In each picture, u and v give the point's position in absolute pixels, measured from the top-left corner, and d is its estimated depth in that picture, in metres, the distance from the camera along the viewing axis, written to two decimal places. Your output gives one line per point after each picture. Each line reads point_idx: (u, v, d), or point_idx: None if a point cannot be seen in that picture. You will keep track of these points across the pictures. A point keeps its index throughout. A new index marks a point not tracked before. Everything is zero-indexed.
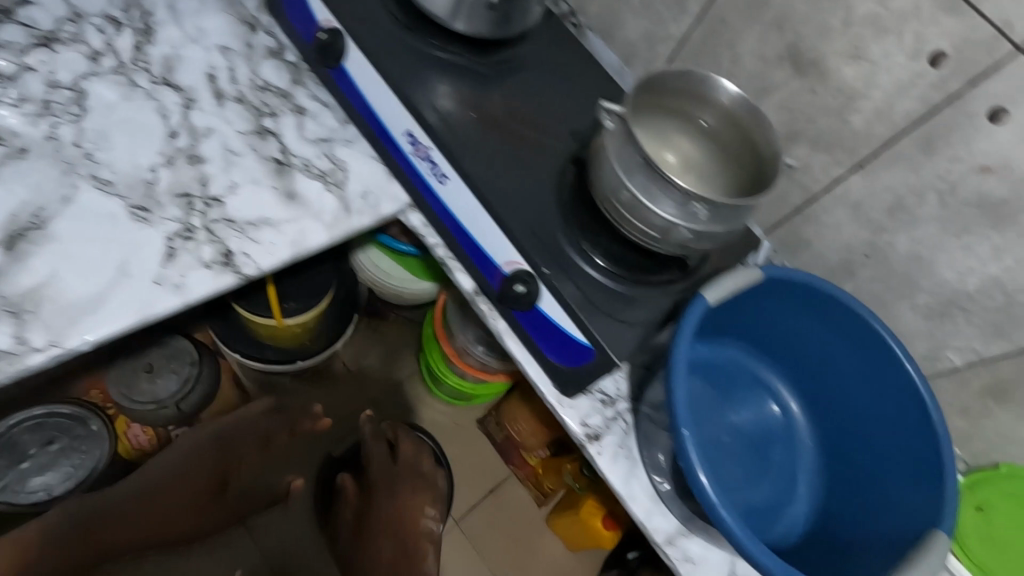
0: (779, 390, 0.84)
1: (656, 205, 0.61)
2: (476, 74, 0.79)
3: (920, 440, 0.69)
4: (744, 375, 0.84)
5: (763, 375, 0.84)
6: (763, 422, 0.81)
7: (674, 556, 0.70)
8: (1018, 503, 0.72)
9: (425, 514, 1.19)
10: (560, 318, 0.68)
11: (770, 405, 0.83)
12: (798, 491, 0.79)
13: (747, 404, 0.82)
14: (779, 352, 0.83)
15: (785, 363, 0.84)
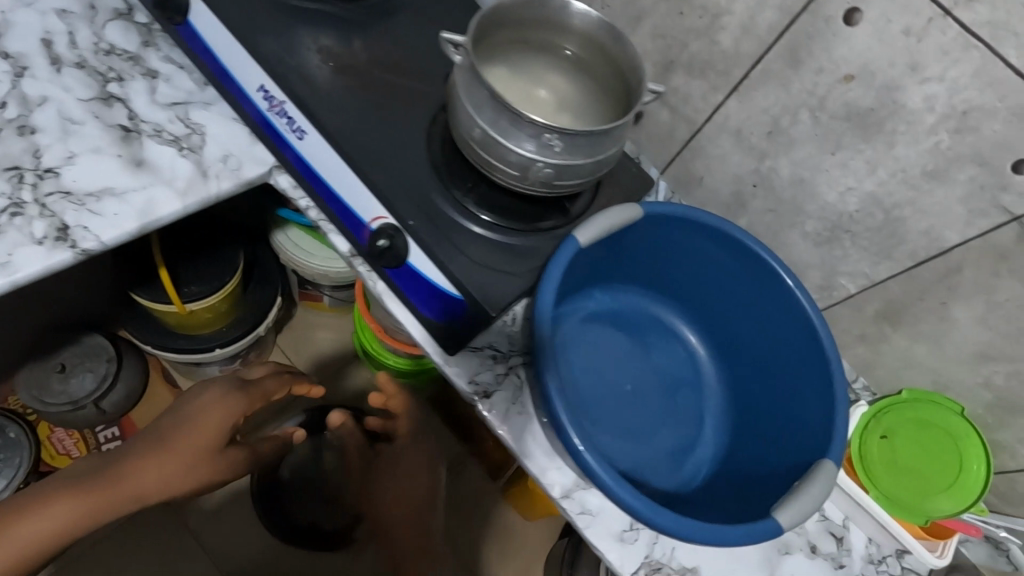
0: (687, 335, 0.81)
1: (510, 140, 0.57)
2: (340, 20, 0.75)
3: (810, 368, 0.69)
4: (650, 322, 0.81)
5: (670, 322, 0.81)
6: (669, 368, 0.78)
7: (570, 509, 0.68)
8: (925, 430, 0.69)
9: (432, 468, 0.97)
10: (431, 271, 0.65)
11: (678, 350, 0.80)
12: (705, 436, 0.76)
13: (653, 350, 0.79)
14: (684, 296, 0.80)
15: (690, 307, 0.81)
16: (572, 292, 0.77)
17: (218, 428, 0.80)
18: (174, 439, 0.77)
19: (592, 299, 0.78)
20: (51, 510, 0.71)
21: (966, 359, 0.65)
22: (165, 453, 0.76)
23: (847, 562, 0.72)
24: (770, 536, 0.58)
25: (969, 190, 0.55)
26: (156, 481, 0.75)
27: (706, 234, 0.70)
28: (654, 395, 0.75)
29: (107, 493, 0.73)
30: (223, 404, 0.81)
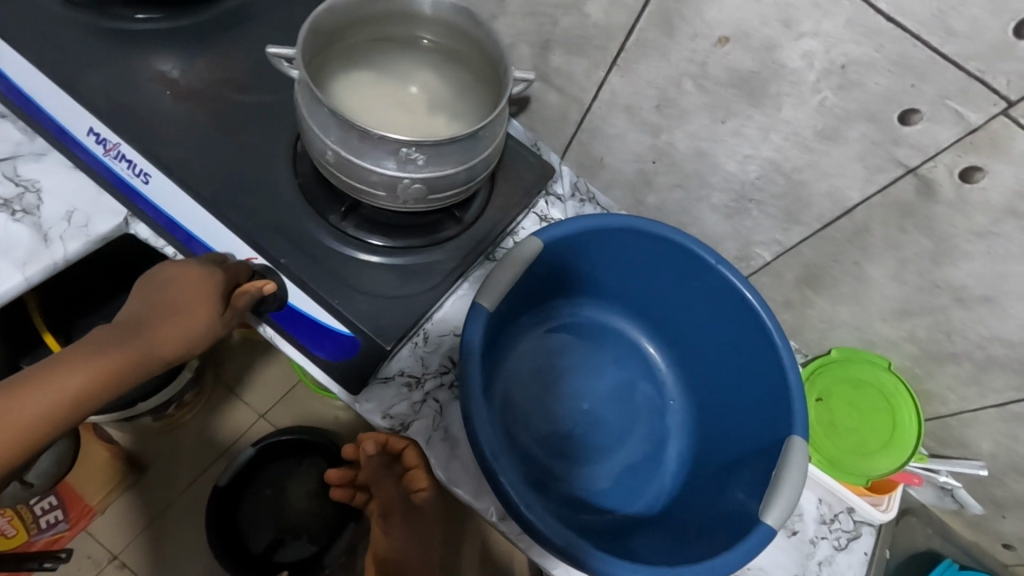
0: (645, 343, 0.77)
1: (366, 159, 0.52)
2: (185, 41, 0.67)
3: (757, 351, 0.66)
4: (604, 333, 0.77)
5: (617, 327, 0.78)
6: (628, 379, 0.74)
7: (510, 532, 0.61)
8: (858, 390, 0.67)
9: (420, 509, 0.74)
10: (315, 309, 0.59)
11: (637, 360, 0.76)
12: (671, 440, 0.72)
13: (611, 362, 0.74)
14: (638, 302, 0.76)
15: (633, 309, 0.77)
16: (518, 313, 0.73)
17: (204, 305, 0.53)
18: (166, 298, 0.52)
19: (541, 317, 0.75)
20: (44, 384, 0.45)
21: (886, 315, 0.63)
22: (130, 309, 0.52)
23: (799, 529, 0.71)
24: (760, 547, 0.55)
25: (862, 147, 0.52)
26: (179, 342, 0.52)
27: (629, 235, 0.67)
28: (612, 412, 0.71)
29: (133, 354, 0.49)
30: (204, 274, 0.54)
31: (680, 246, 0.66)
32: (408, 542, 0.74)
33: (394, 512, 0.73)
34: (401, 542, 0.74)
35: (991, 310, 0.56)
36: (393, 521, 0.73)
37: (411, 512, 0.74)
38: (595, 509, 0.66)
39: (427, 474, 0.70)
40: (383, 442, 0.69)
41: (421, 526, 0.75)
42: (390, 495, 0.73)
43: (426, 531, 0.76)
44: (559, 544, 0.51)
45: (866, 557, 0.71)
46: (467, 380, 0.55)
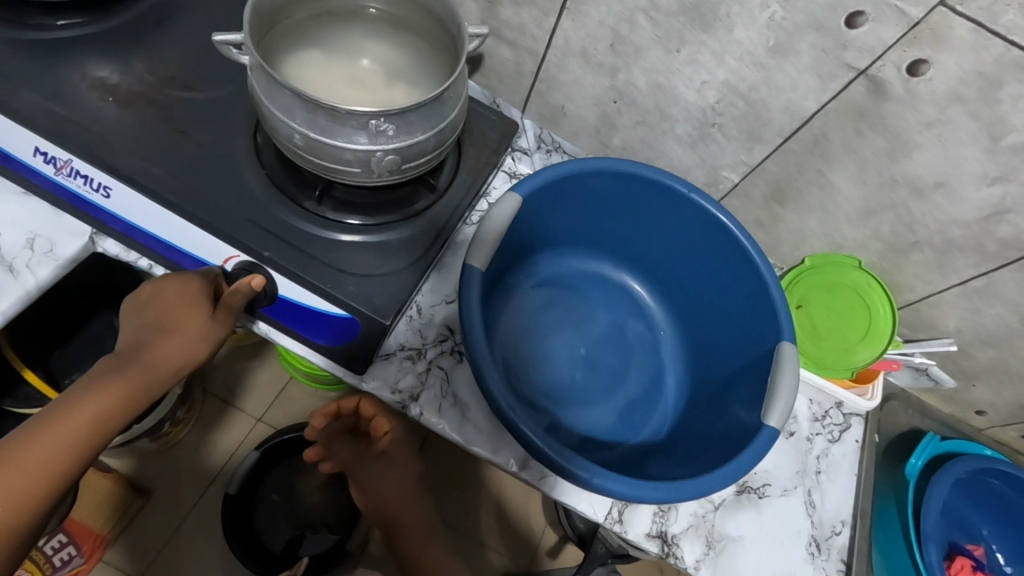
0: (629, 284, 0.80)
1: (337, 137, 0.51)
2: (119, 43, 0.64)
3: (736, 270, 0.69)
4: (588, 280, 0.79)
5: (599, 272, 0.80)
6: (619, 321, 0.77)
7: (533, 478, 0.64)
8: (834, 293, 0.72)
9: (385, 468, 0.71)
10: (305, 296, 0.59)
11: (622, 300, 0.79)
12: (666, 370, 0.76)
13: (599, 308, 0.77)
14: (618, 246, 0.79)
15: (613, 252, 0.80)
16: (505, 273, 0.75)
17: (192, 313, 0.54)
18: (156, 315, 0.54)
19: (526, 273, 0.77)
20: (61, 415, 0.48)
21: (851, 217, 0.67)
22: (132, 334, 0.55)
23: (796, 429, 0.79)
24: (768, 448, 0.58)
25: (813, 56, 0.54)
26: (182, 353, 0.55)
27: (600, 180, 0.69)
28: (609, 351, 0.75)
29: (140, 374, 0.52)
30: (194, 284, 0.55)
31: (652, 184, 0.68)
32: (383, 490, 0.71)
33: (360, 473, 0.70)
34: (376, 489, 0.71)
35: (946, 195, 0.59)
36: (361, 478, 0.70)
37: (379, 466, 0.70)
38: (607, 445, 0.69)
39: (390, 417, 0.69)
40: (333, 412, 0.67)
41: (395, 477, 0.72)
42: (350, 456, 0.69)
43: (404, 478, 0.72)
44: (584, 477, 0.55)
45: (857, 445, 0.80)
46: (470, 341, 0.56)
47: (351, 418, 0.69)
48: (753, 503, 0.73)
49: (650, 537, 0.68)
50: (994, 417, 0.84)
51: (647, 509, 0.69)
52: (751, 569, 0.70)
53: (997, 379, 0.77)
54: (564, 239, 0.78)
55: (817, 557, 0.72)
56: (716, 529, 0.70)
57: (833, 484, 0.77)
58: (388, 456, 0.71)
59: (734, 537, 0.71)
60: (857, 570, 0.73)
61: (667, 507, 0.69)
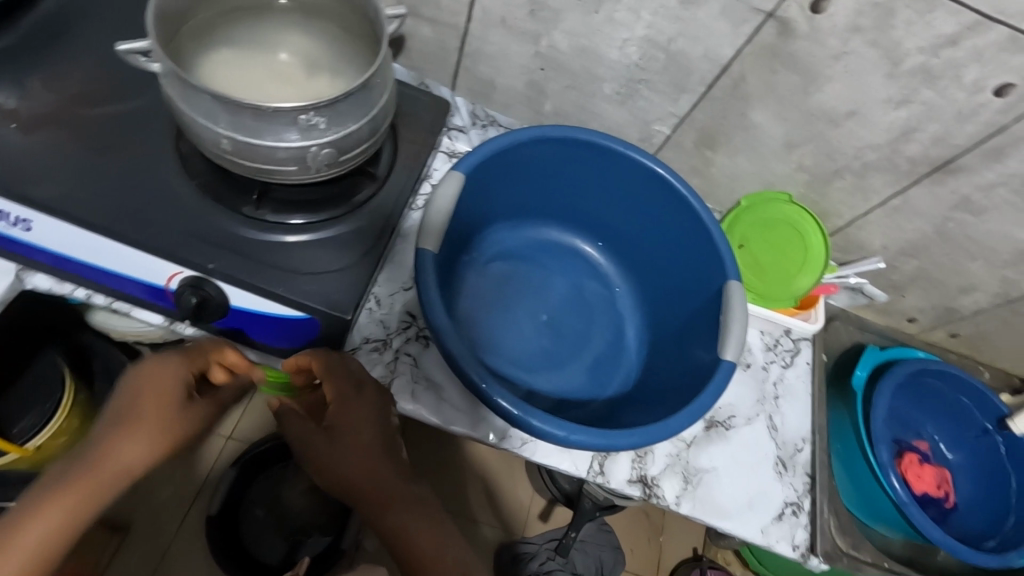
0: (583, 247, 0.82)
1: (267, 137, 0.50)
2: (12, 63, 0.60)
3: (679, 219, 0.72)
4: (541, 249, 0.80)
5: (551, 239, 0.82)
6: (576, 283, 0.79)
7: (514, 446, 0.66)
8: (770, 228, 0.76)
9: (341, 440, 0.57)
10: (259, 303, 0.58)
11: (578, 263, 0.81)
12: (627, 324, 0.79)
13: (555, 274, 0.79)
14: (566, 211, 0.80)
15: (562, 218, 0.81)
16: (459, 252, 0.75)
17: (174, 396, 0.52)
18: (146, 398, 0.51)
19: (480, 250, 0.78)
20: (47, 503, 0.46)
21: (777, 154, 0.70)
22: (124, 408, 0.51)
23: (752, 361, 0.84)
24: (728, 381, 0.62)
25: (723, 4, 0.56)
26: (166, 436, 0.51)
27: (538, 148, 0.70)
28: (570, 314, 0.77)
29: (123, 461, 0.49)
30: (176, 368, 0.53)
31: (590, 146, 0.70)
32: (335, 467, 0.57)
33: (318, 448, 0.59)
34: (334, 464, 0.57)
35: (857, 122, 0.63)
36: (318, 452, 0.58)
37: (332, 434, 0.58)
38: (581, 403, 0.72)
39: (334, 378, 0.57)
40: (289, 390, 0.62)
41: (353, 449, 0.57)
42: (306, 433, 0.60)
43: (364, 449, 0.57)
44: (561, 436, 0.57)
45: (808, 366, 0.86)
46: (432, 324, 0.57)
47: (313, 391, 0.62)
48: (722, 435, 0.78)
49: (632, 482, 0.71)
50: (924, 321, 0.91)
51: (625, 457, 0.72)
52: (727, 496, 0.75)
53: (922, 287, 0.84)
54: (513, 212, 0.79)
55: (784, 475, 0.78)
56: (691, 464, 0.75)
57: (790, 405, 0.83)
58: (336, 428, 0.58)
59: (708, 469, 0.75)
60: (820, 481, 0.80)
61: (644, 452, 0.73)
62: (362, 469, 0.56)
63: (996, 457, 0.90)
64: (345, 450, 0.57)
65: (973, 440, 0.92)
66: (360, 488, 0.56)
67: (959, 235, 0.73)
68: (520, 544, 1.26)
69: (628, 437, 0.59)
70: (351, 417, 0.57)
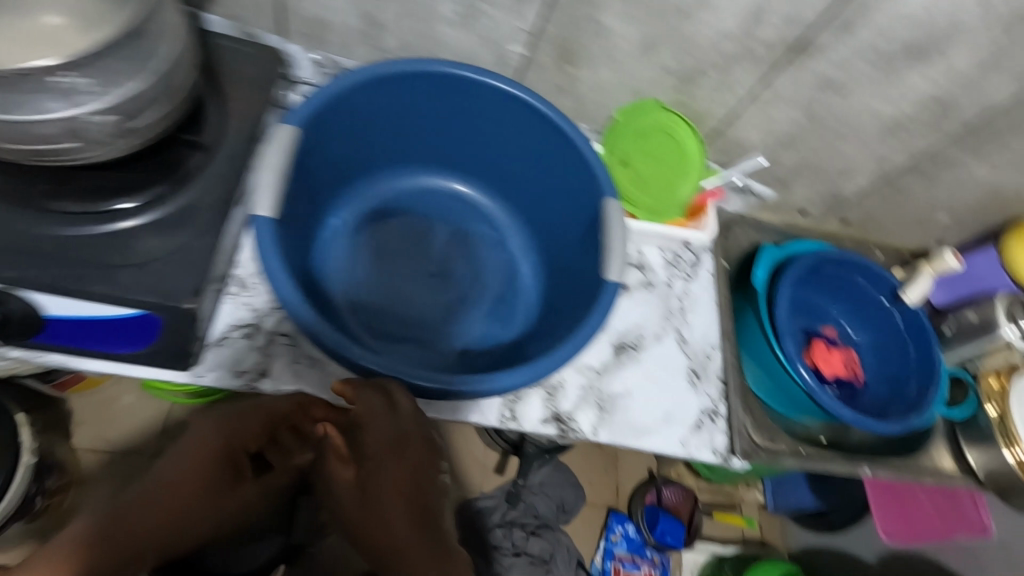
0: (468, 189, 0.77)
1: (17, 110, 0.42)
2: None
3: (549, 143, 0.68)
4: (421, 198, 0.75)
5: (431, 185, 0.76)
6: (462, 228, 0.75)
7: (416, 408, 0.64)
8: (646, 139, 0.74)
9: (374, 481, 0.52)
10: (80, 308, 0.51)
11: (461, 207, 0.76)
12: (523, 263, 0.76)
13: (440, 222, 0.74)
14: (439, 154, 0.75)
15: (438, 162, 0.76)
16: (326, 214, 0.71)
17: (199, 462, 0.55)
18: (183, 458, 0.55)
19: (351, 208, 0.73)
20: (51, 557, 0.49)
21: (637, 59, 0.67)
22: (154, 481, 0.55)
23: (655, 278, 0.83)
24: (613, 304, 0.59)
25: None
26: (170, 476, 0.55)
27: (382, 90, 0.63)
28: (459, 263, 0.73)
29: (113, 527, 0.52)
30: (205, 442, 0.55)
31: (439, 83, 0.64)
32: (366, 521, 0.51)
33: (347, 485, 0.53)
34: (357, 507, 0.52)
35: (705, 10, 0.60)
36: (344, 490, 0.53)
37: (366, 478, 0.53)
38: (480, 351, 0.69)
39: (369, 417, 0.53)
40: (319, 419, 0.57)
41: (379, 495, 0.52)
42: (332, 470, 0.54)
43: (391, 496, 0.51)
44: (436, 385, 0.56)
45: (710, 274, 0.86)
46: (284, 301, 0.52)
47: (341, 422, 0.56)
48: (633, 356, 0.77)
49: (545, 421, 0.70)
50: (816, 212, 0.92)
51: (536, 397, 0.71)
52: (644, 415, 0.74)
53: (805, 178, 0.84)
54: (381, 161, 0.74)
55: (698, 384, 0.79)
56: (605, 392, 0.74)
57: (697, 315, 0.83)
58: (367, 467, 0.53)
59: (622, 392, 0.75)
60: (734, 383, 0.80)
61: (554, 388, 0.72)
62: (396, 529, 0.50)
63: (896, 330, 0.94)
64: (373, 492, 0.52)
65: (873, 317, 0.96)
66: (376, 537, 0.51)
67: (827, 118, 0.72)
68: (475, 501, 1.28)
69: (516, 377, 0.57)
70: (388, 464, 0.53)
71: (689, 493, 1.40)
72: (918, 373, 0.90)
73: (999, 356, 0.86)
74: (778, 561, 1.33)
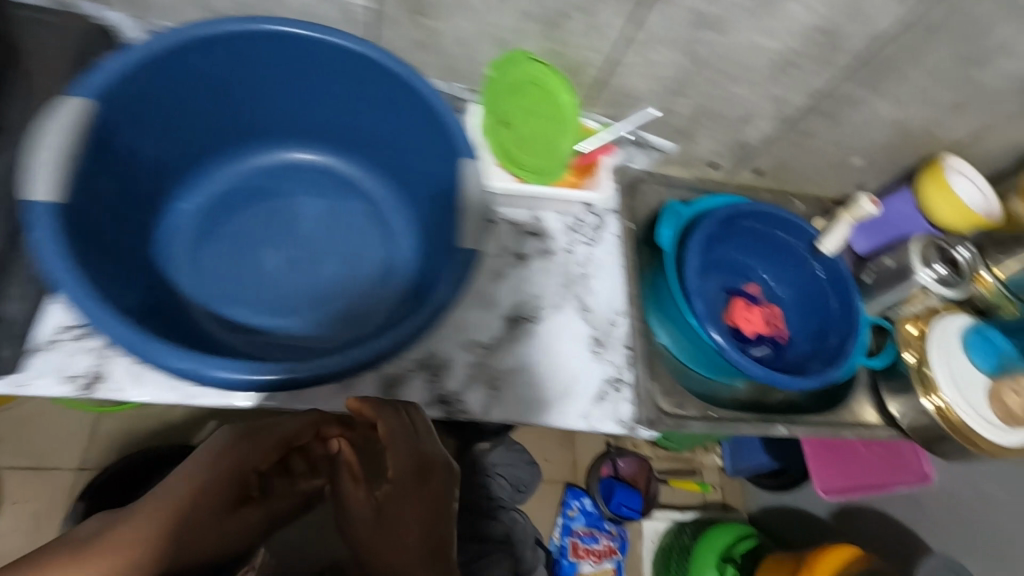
0: (334, 162, 0.74)
1: None
2: None
3: (396, 101, 0.63)
4: (283, 175, 0.73)
5: (295, 160, 0.74)
6: (329, 203, 0.72)
7: (279, 401, 0.60)
8: (522, 92, 0.68)
9: (398, 504, 0.60)
10: None
11: (324, 180, 0.73)
12: (400, 233, 0.72)
13: (302, 198, 0.72)
14: (295, 126, 0.72)
15: (298, 134, 0.73)
16: (174, 201, 0.69)
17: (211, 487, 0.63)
18: (202, 481, 0.63)
19: (204, 192, 0.71)
20: (80, 560, 0.54)
21: (492, 5, 0.61)
22: (176, 494, 0.61)
23: (553, 244, 0.79)
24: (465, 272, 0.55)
25: None
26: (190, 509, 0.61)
27: (198, 58, 0.59)
28: (322, 240, 0.70)
29: (137, 538, 0.57)
30: (222, 465, 0.64)
31: (255, 45, 0.60)
32: (377, 538, 0.59)
33: (368, 501, 0.62)
34: (370, 520, 0.61)
35: None
36: (363, 509, 0.62)
37: (391, 501, 0.61)
38: (346, 331, 0.65)
39: (394, 441, 0.60)
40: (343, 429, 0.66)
41: (398, 512, 0.60)
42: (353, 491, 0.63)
43: (409, 513, 0.60)
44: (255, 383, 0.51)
45: (616, 237, 0.81)
46: (63, 288, 0.48)
47: (359, 434, 0.65)
48: (528, 329, 0.73)
49: (428, 404, 0.66)
50: (726, 164, 0.88)
51: (416, 379, 0.66)
52: (540, 389, 0.70)
53: (705, 126, 0.79)
54: (232, 139, 0.71)
55: (602, 353, 0.74)
56: (495, 368, 0.69)
57: (600, 281, 0.78)
58: (393, 493, 0.61)
59: (515, 367, 0.70)
60: (642, 350, 0.76)
61: (437, 368, 0.67)
62: (410, 541, 0.58)
63: (817, 281, 0.90)
64: (393, 512, 0.60)
65: (795, 270, 0.92)
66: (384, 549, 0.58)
67: (710, 58, 0.67)
68: None
69: (341, 358, 0.53)
70: (414, 495, 0.61)
71: (644, 462, 1.40)
72: (839, 325, 0.86)
73: (918, 302, 0.83)
74: (736, 524, 1.31)
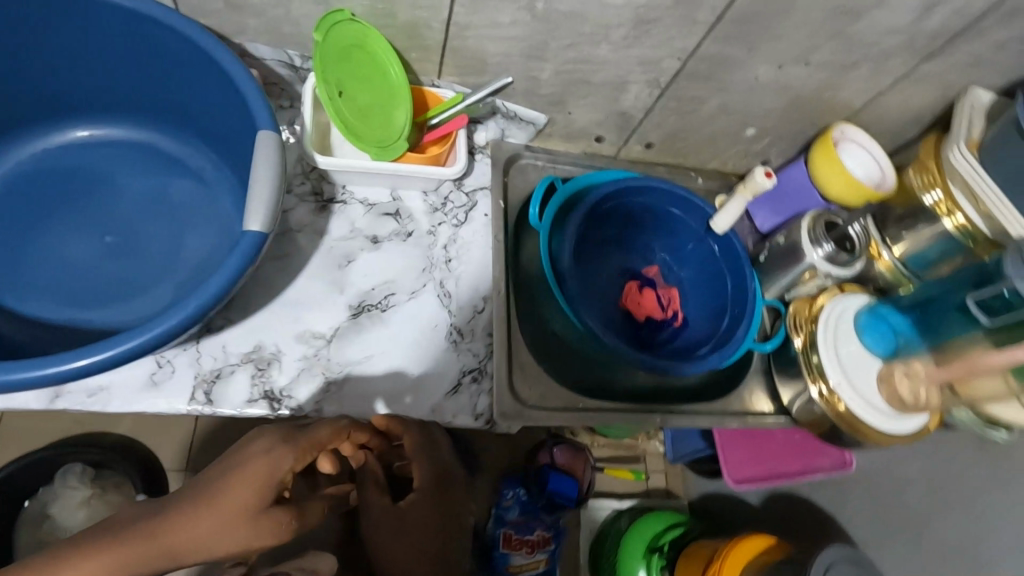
0: (158, 139, 0.72)
1: None
2: None
3: (195, 67, 0.61)
4: (101, 155, 0.70)
5: (115, 139, 0.71)
6: (151, 183, 0.70)
7: (77, 401, 0.58)
8: (351, 58, 0.63)
9: (411, 517, 0.64)
10: None
11: (145, 157, 0.71)
12: (227, 208, 0.69)
13: (122, 179, 0.70)
14: (108, 103, 0.69)
15: (113, 111, 0.70)
16: None
17: (245, 502, 0.49)
18: (230, 480, 0.50)
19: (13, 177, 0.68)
20: (94, 550, 0.46)
21: None
22: (235, 495, 0.49)
23: (414, 227, 0.73)
24: (247, 256, 0.52)
25: None
26: (207, 530, 0.48)
27: None
28: (141, 223, 0.67)
29: (156, 546, 0.48)
30: (263, 466, 0.51)
31: (33, 10, 0.57)
32: (397, 544, 0.63)
33: (382, 515, 0.64)
34: (389, 552, 0.62)
35: None
36: (384, 540, 0.63)
37: (409, 513, 0.64)
38: (155, 312, 0.63)
39: (418, 460, 0.63)
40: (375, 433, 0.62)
41: (414, 534, 0.63)
42: (377, 503, 0.64)
43: (426, 542, 0.64)
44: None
45: (487, 218, 0.75)
46: None
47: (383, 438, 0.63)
48: (376, 318, 0.67)
49: (251, 401, 0.61)
50: (613, 138, 0.82)
51: (241, 377, 0.61)
52: (383, 382, 0.65)
53: (577, 96, 0.73)
54: (40, 120, 0.68)
55: (459, 343, 0.68)
56: (333, 362, 0.64)
57: (464, 265, 0.73)
58: (407, 512, 0.64)
59: (358, 359, 0.65)
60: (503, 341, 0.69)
61: (265, 363, 0.62)
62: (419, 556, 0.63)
63: (715, 260, 0.83)
64: (410, 536, 0.63)
65: (692, 248, 0.84)
66: None
67: (557, 17, 0.61)
68: None
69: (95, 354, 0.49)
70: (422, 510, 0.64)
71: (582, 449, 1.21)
72: (733, 307, 0.79)
73: (811, 282, 0.78)
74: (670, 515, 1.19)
